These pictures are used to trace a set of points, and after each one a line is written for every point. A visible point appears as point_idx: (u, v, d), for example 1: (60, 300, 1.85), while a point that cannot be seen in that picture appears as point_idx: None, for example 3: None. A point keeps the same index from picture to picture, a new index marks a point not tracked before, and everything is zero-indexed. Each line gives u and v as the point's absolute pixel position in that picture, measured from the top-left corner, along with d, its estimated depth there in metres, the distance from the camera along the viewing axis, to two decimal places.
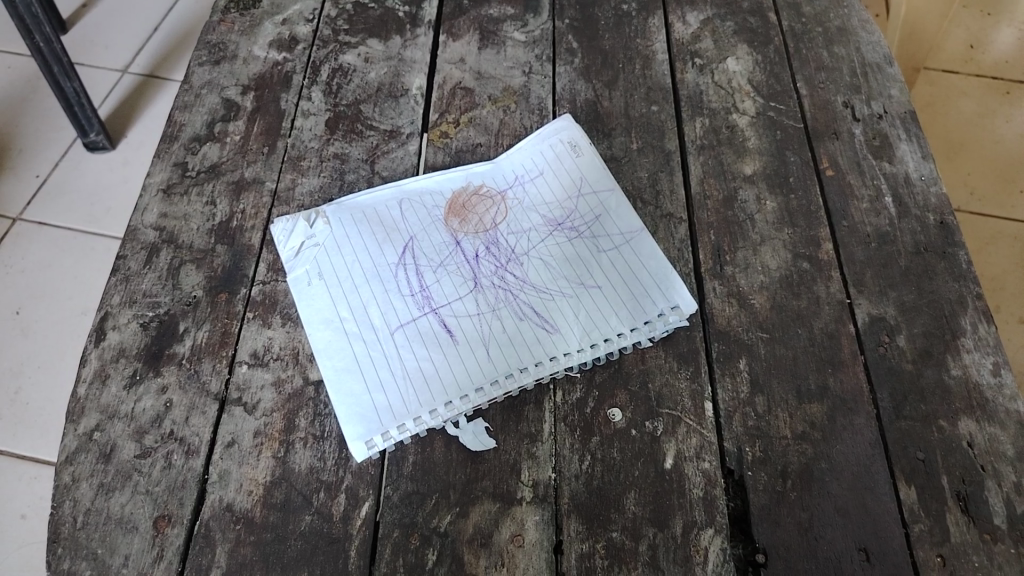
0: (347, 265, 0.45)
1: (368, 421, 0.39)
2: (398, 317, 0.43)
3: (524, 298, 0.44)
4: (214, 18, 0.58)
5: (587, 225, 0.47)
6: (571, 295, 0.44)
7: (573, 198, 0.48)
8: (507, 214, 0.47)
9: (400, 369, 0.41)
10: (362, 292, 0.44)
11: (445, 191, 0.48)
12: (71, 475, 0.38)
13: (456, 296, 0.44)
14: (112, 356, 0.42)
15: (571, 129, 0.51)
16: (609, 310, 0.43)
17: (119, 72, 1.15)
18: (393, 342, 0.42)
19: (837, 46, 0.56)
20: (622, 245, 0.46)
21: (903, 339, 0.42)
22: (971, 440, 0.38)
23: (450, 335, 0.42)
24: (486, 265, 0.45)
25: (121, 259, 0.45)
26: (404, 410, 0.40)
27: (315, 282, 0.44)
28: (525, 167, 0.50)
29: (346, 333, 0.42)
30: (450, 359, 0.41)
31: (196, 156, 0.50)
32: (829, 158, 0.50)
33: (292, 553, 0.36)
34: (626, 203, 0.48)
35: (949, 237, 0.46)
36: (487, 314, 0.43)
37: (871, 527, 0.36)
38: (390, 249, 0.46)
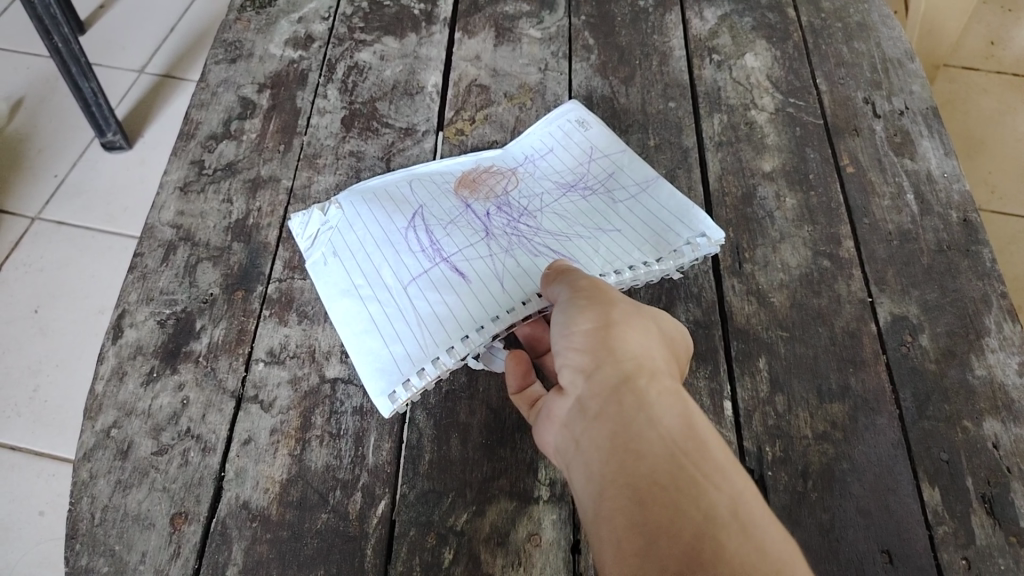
0: (359, 236, 0.45)
1: (387, 370, 0.40)
2: (413, 272, 0.43)
3: (541, 241, 0.44)
4: (231, 16, 0.59)
5: (602, 183, 0.48)
6: (587, 240, 0.44)
7: (585, 163, 0.49)
8: (518, 183, 0.47)
9: (418, 316, 0.41)
10: (375, 252, 0.44)
11: (453, 171, 0.48)
12: (89, 472, 0.38)
13: (468, 245, 0.44)
14: (130, 354, 0.42)
15: (580, 110, 0.51)
16: (624, 251, 0.44)
17: (136, 72, 1.15)
18: (408, 295, 0.42)
19: (857, 41, 0.55)
20: (637, 195, 0.47)
21: (926, 338, 0.41)
22: (996, 441, 0.38)
23: (463, 279, 0.43)
24: (498, 219, 0.45)
25: (138, 256, 0.45)
26: (423, 355, 0.40)
27: (331, 259, 0.45)
28: (531, 139, 0.50)
29: (361, 295, 0.43)
30: (467, 299, 0.42)
31: (212, 154, 0.50)
32: (849, 155, 0.49)
33: (309, 551, 0.36)
34: (637, 160, 0.49)
35: (972, 234, 0.45)
36: (502, 255, 0.43)
37: (894, 528, 0.36)
38: (401, 218, 0.46)
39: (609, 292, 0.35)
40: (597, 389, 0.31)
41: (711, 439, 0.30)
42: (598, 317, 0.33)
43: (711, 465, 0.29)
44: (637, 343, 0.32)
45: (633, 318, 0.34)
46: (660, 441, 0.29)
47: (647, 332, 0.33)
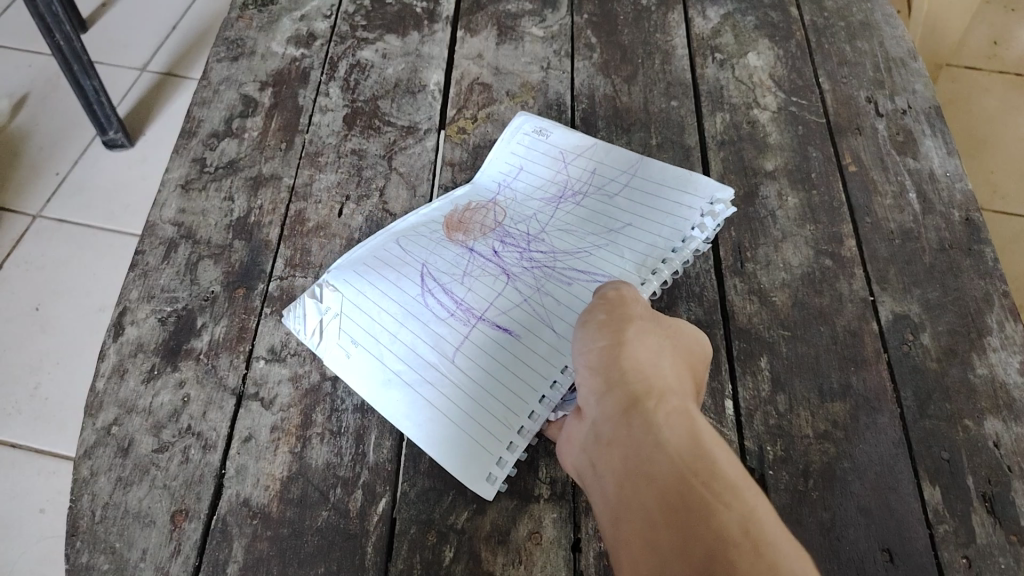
0: (369, 348, 0.41)
1: (467, 458, 0.38)
2: (455, 341, 0.41)
3: (561, 262, 0.43)
4: (233, 14, 0.59)
5: (586, 184, 0.47)
6: (596, 248, 0.44)
7: (562, 170, 0.48)
8: (505, 212, 0.46)
9: (476, 384, 0.40)
10: (397, 347, 0.41)
11: (435, 217, 0.46)
12: (90, 469, 0.38)
13: (496, 295, 0.42)
14: (131, 351, 0.42)
15: (532, 120, 0.50)
16: (645, 251, 0.43)
17: (138, 71, 1.15)
18: (461, 365, 0.40)
19: (859, 40, 0.55)
20: (628, 184, 0.47)
21: (928, 337, 0.41)
22: (998, 440, 0.37)
23: (509, 332, 0.41)
24: (510, 255, 0.44)
25: (140, 253, 0.45)
26: (495, 435, 0.38)
27: (344, 355, 0.41)
28: (500, 155, 0.49)
29: (408, 377, 0.40)
30: (518, 346, 0.40)
31: (214, 152, 0.50)
32: (851, 154, 0.49)
33: (308, 549, 0.35)
34: (610, 147, 0.49)
35: (974, 233, 0.45)
36: (535, 294, 0.42)
37: (894, 527, 0.35)
38: (406, 286, 0.43)
39: (629, 309, 0.36)
40: (607, 408, 0.32)
41: (722, 453, 0.29)
42: (614, 333, 0.34)
43: (721, 481, 0.27)
44: (651, 360, 0.33)
45: (648, 335, 0.34)
46: (666, 457, 0.28)
47: (664, 349, 0.33)
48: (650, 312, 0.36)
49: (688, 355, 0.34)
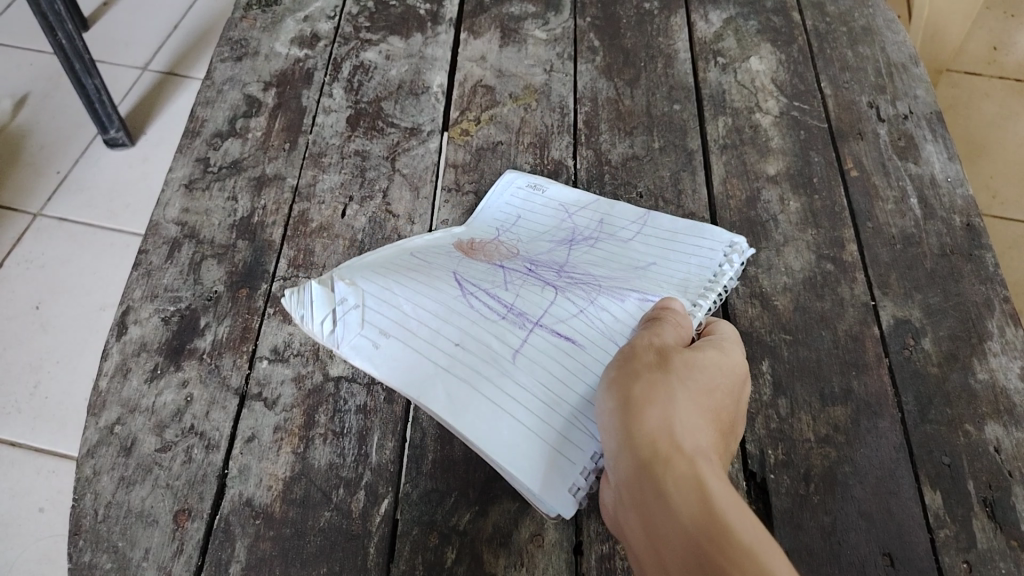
0: (411, 360, 0.36)
1: (537, 469, 0.34)
2: (509, 345, 0.38)
3: (606, 283, 0.42)
4: (236, 15, 0.59)
5: (597, 232, 0.46)
6: (634, 277, 0.43)
7: (567, 219, 0.46)
8: (517, 247, 0.45)
9: (538, 389, 0.36)
10: (446, 354, 0.37)
11: (445, 246, 0.44)
12: (93, 468, 0.38)
13: (549, 303, 0.40)
14: (134, 350, 0.42)
15: (523, 176, 0.49)
16: (687, 282, 0.42)
17: (139, 70, 1.15)
18: (518, 367, 0.37)
19: (861, 45, 0.55)
20: (638, 235, 0.45)
21: (929, 342, 0.41)
22: (998, 445, 0.38)
23: (570, 341, 0.38)
24: (547, 272, 0.42)
25: (143, 253, 0.46)
26: (563, 439, 0.35)
27: (382, 365, 0.36)
28: (495, 205, 0.47)
29: (463, 390, 0.36)
30: (587, 357, 0.38)
31: (217, 152, 0.50)
32: (853, 158, 0.49)
33: (311, 549, 0.36)
34: (616, 202, 0.47)
35: (975, 239, 0.45)
36: (592, 308, 0.40)
37: (894, 531, 0.36)
38: (442, 292, 0.39)
39: (637, 356, 0.34)
40: (621, 470, 0.31)
41: (735, 510, 0.28)
42: (619, 389, 0.32)
43: (733, 542, 0.26)
44: (659, 413, 0.31)
45: (658, 382, 0.32)
46: (679, 526, 0.28)
47: (675, 396, 0.32)
48: (662, 352, 0.34)
49: (709, 393, 0.33)
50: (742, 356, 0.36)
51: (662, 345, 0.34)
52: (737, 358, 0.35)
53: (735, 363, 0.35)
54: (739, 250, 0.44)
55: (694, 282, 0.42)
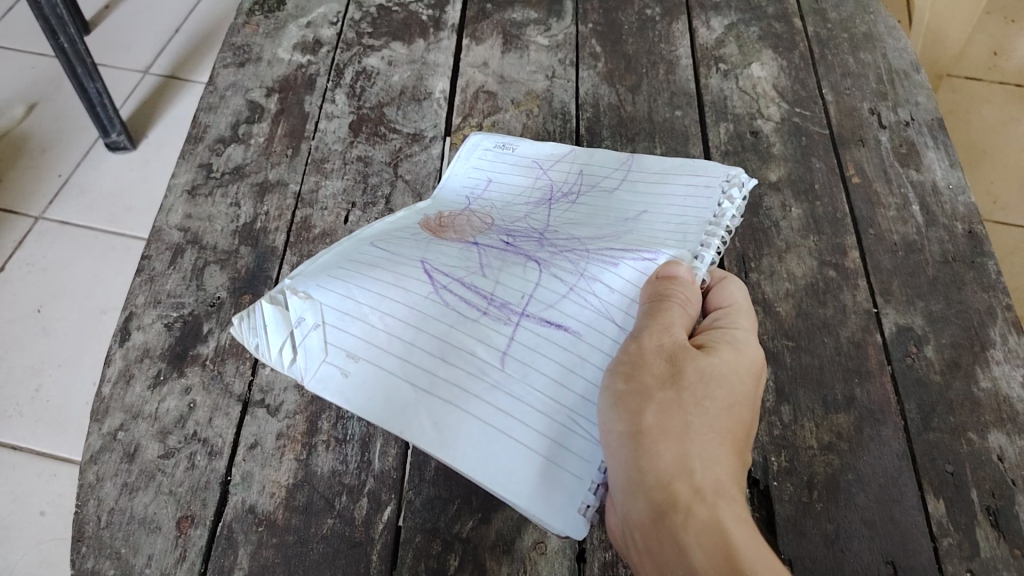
0: (386, 383, 0.35)
1: (548, 496, 0.33)
2: (495, 348, 0.36)
3: (594, 247, 0.40)
4: (239, 20, 0.59)
5: (577, 185, 0.46)
6: (627, 231, 0.42)
7: (542, 176, 0.47)
8: (489, 214, 0.44)
9: (533, 396, 0.35)
10: (422, 373, 0.36)
11: (412, 225, 0.44)
12: (96, 474, 0.38)
13: (533, 287, 0.38)
14: (137, 356, 0.42)
15: (489, 138, 0.50)
16: (686, 229, 0.41)
17: (139, 74, 1.15)
18: (509, 372, 0.36)
19: (863, 52, 0.55)
20: (619, 187, 0.45)
21: (931, 349, 0.41)
22: (1001, 453, 0.38)
23: (559, 327, 0.37)
24: (528, 244, 0.41)
25: (146, 259, 0.46)
26: (566, 453, 0.34)
27: (354, 390, 0.35)
28: (467, 172, 0.48)
29: (453, 414, 0.34)
30: (583, 347, 0.37)
31: (220, 158, 0.50)
32: (855, 165, 0.49)
33: (314, 556, 0.36)
34: (592, 151, 0.48)
35: (977, 246, 0.45)
36: (581, 283, 0.39)
37: (897, 538, 0.36)
38: (407, 293, 0.38)
39: (647, 370, 0.33)
40: (633, 506, 0.31)
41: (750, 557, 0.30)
42: (632, 415, 0.32)
43: None
44: (674, 447, 0.32)
45: (672, 410, 0.32)
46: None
47: (690, 427, 0.32)
48: (674, 362, 0.34)
49: (722, 411, 0.33)
50: (755, 348, 0.36)
51: (672, 351, 0.34)
52: (747, 345, 0.36)
53: (745, 357, 0.35)
54: (735, 193, 0.42)
55: (693, 228, 0.41)
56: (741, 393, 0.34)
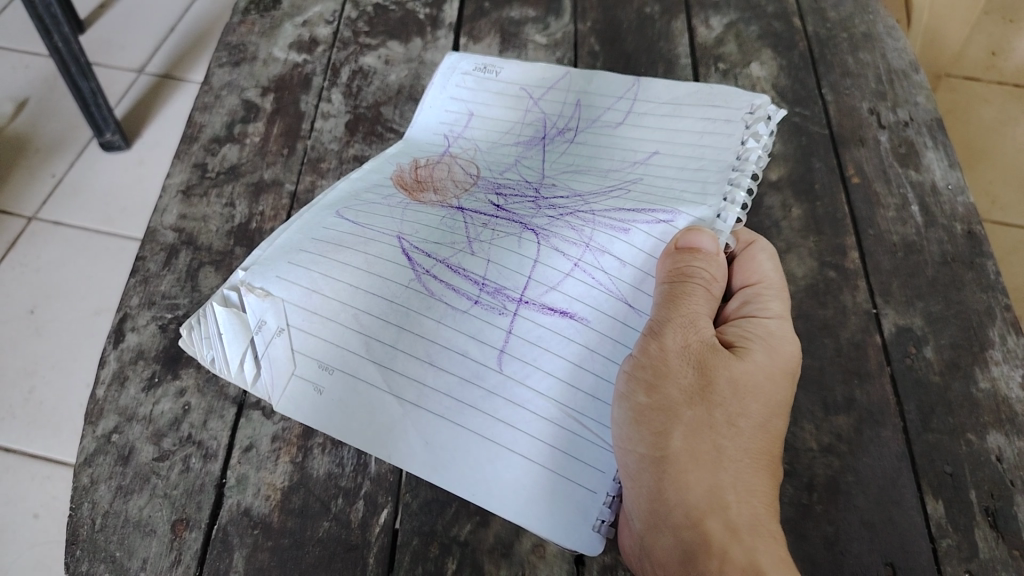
0: (371, 398, 0.37)
1: (559, 513, 0.35)
2: (494, 344, 0.37)
3: (600, 208, 0.40)
4: (235, 19, 0.58)
5: (573, 115, 0.47)
6: (640, 179, 0.42)
7: (533, 107, 0.49)
8: (471, 162, 0.46)
9: (537, 400, 0.36)
10: (408, 384, 0.37)
11: (389, 180, 0.45)
12: (89, 477, 0.38)
13: (532, 268, 0.38)
14: (131, 358, 0.42)
15: (466, 61, 0.52)
16: (705, 178, 0.40)
17: (135, 73, 1.15)
18: (509, 374, 0.36)
19: (862, 52, 0.55)
20: (624, 122, 0.46)
21: (931, 350, 0.41)
22: (1000, 454, 0.38)
23: (562, 313, 0.37)
24: (522, 207, 0.42)
25: (140, 259, 0.45)
26: (572, 459, 0.35)
27: (333, 404, 0.37)
28: (456, 103, 0.50)
29: (452, 430, 0.36)
30: (592, 335, 0.37)
31: (215, 157, 0.50)
32: (854, 165, 0.49)
33: (310, 559, 0.35)
34: (588, 79, 0.49)
35: (976, 246, 0.45)
36: (587, 256, 0.38)
37: (897, 541, 0.35)
38: (385, 288, 0.39)
39: (674, 383, 0.34)
40: (663, 540, 0.32)
41: None
42: (656, 437, 0.33)
43: None
44: (702, 476, 0.32)
45: (701, 432, 0.33)
46: None
47: (723, 453, 0.32)
48: (701, 372, 0.34)
49: (755, 430, 0.33)
50: (790, 343, 0.36)
51: (699, 358, 0.34)
52: (779, 334, 0.36)
53: (779, 357, 0.35)
54: (760, 129, 0.42)
55: (714, 178, 0.40)
56: (774, 403, 0.34)
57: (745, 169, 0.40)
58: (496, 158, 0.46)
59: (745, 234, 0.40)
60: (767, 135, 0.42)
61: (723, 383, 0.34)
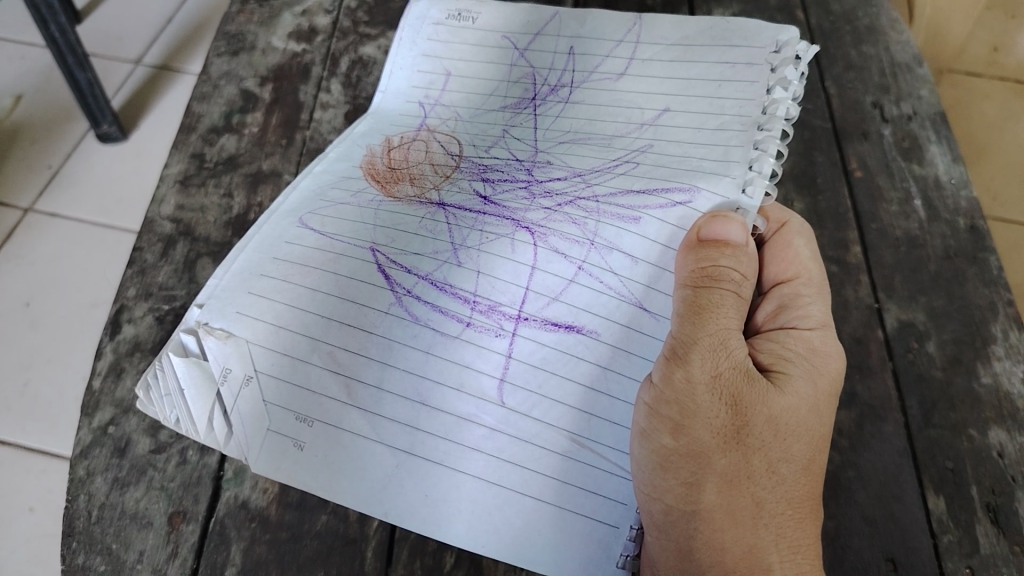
0: (356, 449, 0.35)
1: (574, 551, 0.34)
2: (494, 374, 0.35)
3: (604, 193, 0.38)
4: (233, 8, 0.58)
5: (567, 65, 0.46)
6: (650, 145, 0.40)
7: (520, 60, 0.48)
8: (450, 136, 0.45)
9: (547, 432, 0.34)
10: (401, 431, 0.35)
11: (360, 167, 0.44)
12: (86, 469, 0.37)
13: (529, 279, 0.37)
14: (127, 350, 0.41)
15: (431, 12, 0.50)
16: (727, 140, 0.38)
17: (132, 64, 1.14)
18: (512, 407, 0.35)
19: (866, 45, 0.54)
20: (625, 73, 0.44)
21: (933, 345, 0.41)
22: (1002, 450, 0.37)
23: (562, 328, 0.36)
24: (519, 203, 0.40)
25: (138, 250, 0.45)
26: (583, 492, 0.34)
27: (314, 459, 0.35)
28: (430, 63, 0.49)
29: (456, 477, 0.34)
30: (602, 349, 0.35)
31: (213, 148, 0.50)
32: (857, 159, 0.49)
33: (307, 553, 0.35)
34: (582, 23, 0.48)
35: (979, 241, 0.45)
36: (592, 256, 0.37)
37: (899, 536, 0.35)
38: (365, 318, 0.37)
39: (702, 422, 0.32)
40: None
41: None
42: (687, 488, 0.32)
43: None
44: (739, 532, 0.32)
45: (735, 485, 0.32)
46: None
47: (762, 505, 0.32)
48: (734, 409, 0.32)
49: (797, 472, 0.33)
50: (837, 359, 0.35)
51: (730, 391, 0.33)
52: (825, 350, 0.35)
53: (819, 376, 0.35)
54: (789, 74, 0.39)
55: (739, 138, 0.38)
56: (817, 436, 0.33)
57: (774, 127, 0.38)
58: (481, 128, 0.45)
59: (775, 213, 0.41)
60: (797, 81, 0.39)
61: (760, 420, 0.33)
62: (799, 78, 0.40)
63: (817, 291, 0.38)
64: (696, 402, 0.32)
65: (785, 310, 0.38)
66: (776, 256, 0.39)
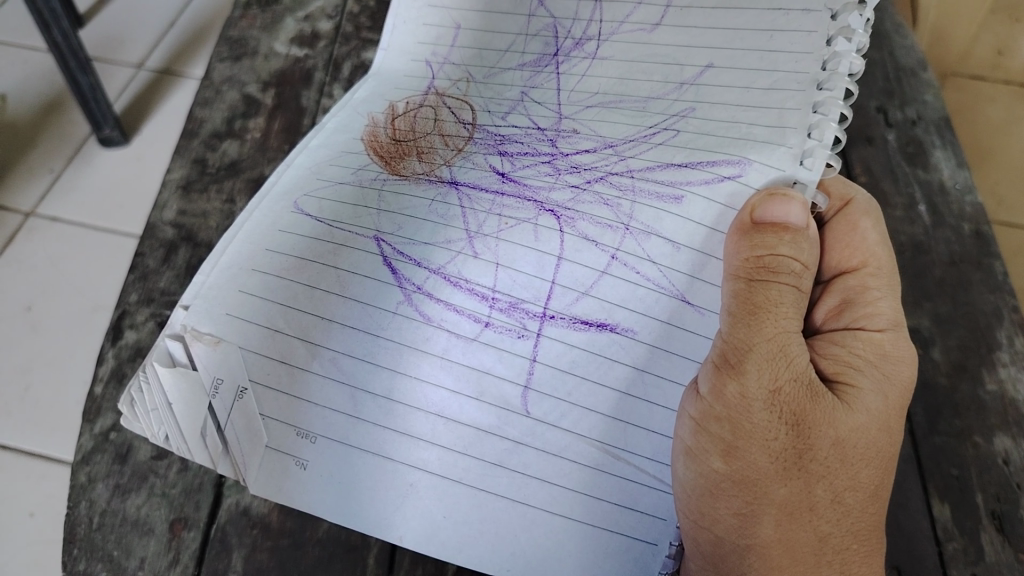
0: (388, 471, 0.35)
1: (581, 559, 0.34)
2: (517, 380, 0.35)
3: (639, 168, 0.38)
4: (236, 13, 0.58)
5: (596, 13, 0.45)
6: (693, 108, 0.39)
7: (539, 9, 0.47)
8: (467, 109, 0.45)
9: (557, 441, 0.34)
10: (420, 448, 0.35)
11: (361, 140, 0.44)
12: (87, 475, 0.37)
13: (555, 273, 0.36)
14: (129, 356, 0.42)
15: None
16: (783, 103, 0.36)
17: (134, 68, 1.14)
18: (538, 417, 0.34)
19: (869, 49, 0.54)
20: (661, 23, 0.43)
21: (938, 352, 0.41)
22: (1007, 457, 0.37)
23: (589, 326, 0.35)
24: (542, 186, 0.39)
25: (139, 256, 0.45)
26: (596, 501, 0.34)
27: (319, 476, 0.35)
28: (437, 15, 0.49)
29: (476, 496, 0.34)
30: (640, 350, 0.35)
31: (215, 153, 0.50)
32: (862, 164, 0.48)
33: (309, 560, 0.35)
34: None
35: (984, 246, 0.45)
36: (628, 241, 0.36)
37: (903, 545, 0.35)
38: (371, 320, 0.36)
39: (760, 445, 0.32)
40: None
41: None
42: (741, 519, 0.33)
43: None
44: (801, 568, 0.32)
45: (797, 520, 0.32)
46: None
47: (825, 541, 0.32)
48: (795, 428, 0.32)
49: (862, 501, 0.33)
50: (910, 368, 0.34)
51: (792, 408, 0.32)
52: (898, 354, 0.35)
53: (890, 386, 0.34)
54: (852, 23, 0.36)
55: (794, 100, 0.36)
56: (884, 455, 0.33)
57: (836, 86, 0.35)
58: (490, 89, 0.46)
59: (840, 191, 0.39)
60: (861, 30, 0.36)
61: (825, 443, 0.32)
62: (863, 25, 0.37)
63: (886, 280, 0.37)
64: (752, 424, 0.32)
65: (850, 307, 0.37)
66: (842, 239, 0.38)
